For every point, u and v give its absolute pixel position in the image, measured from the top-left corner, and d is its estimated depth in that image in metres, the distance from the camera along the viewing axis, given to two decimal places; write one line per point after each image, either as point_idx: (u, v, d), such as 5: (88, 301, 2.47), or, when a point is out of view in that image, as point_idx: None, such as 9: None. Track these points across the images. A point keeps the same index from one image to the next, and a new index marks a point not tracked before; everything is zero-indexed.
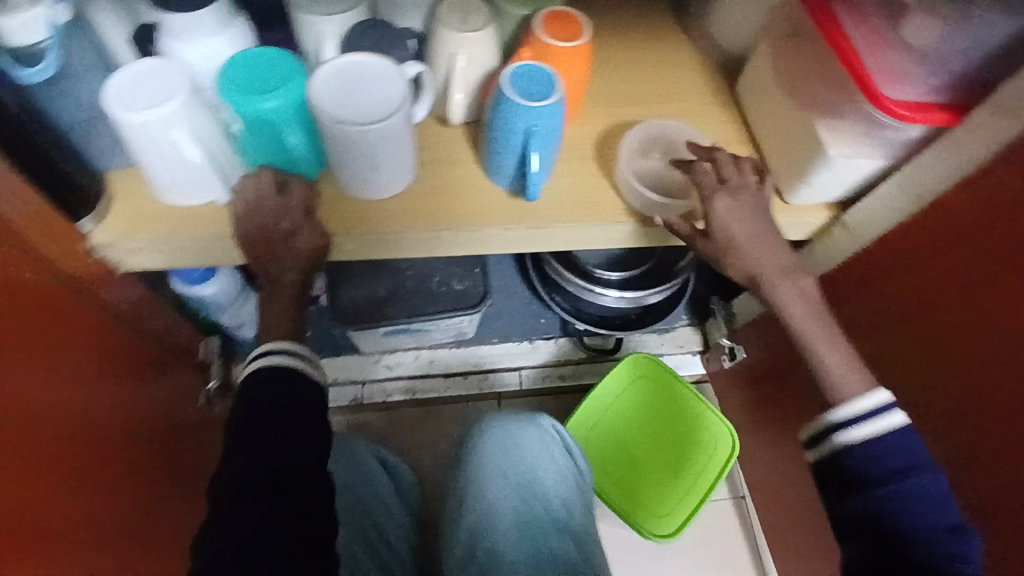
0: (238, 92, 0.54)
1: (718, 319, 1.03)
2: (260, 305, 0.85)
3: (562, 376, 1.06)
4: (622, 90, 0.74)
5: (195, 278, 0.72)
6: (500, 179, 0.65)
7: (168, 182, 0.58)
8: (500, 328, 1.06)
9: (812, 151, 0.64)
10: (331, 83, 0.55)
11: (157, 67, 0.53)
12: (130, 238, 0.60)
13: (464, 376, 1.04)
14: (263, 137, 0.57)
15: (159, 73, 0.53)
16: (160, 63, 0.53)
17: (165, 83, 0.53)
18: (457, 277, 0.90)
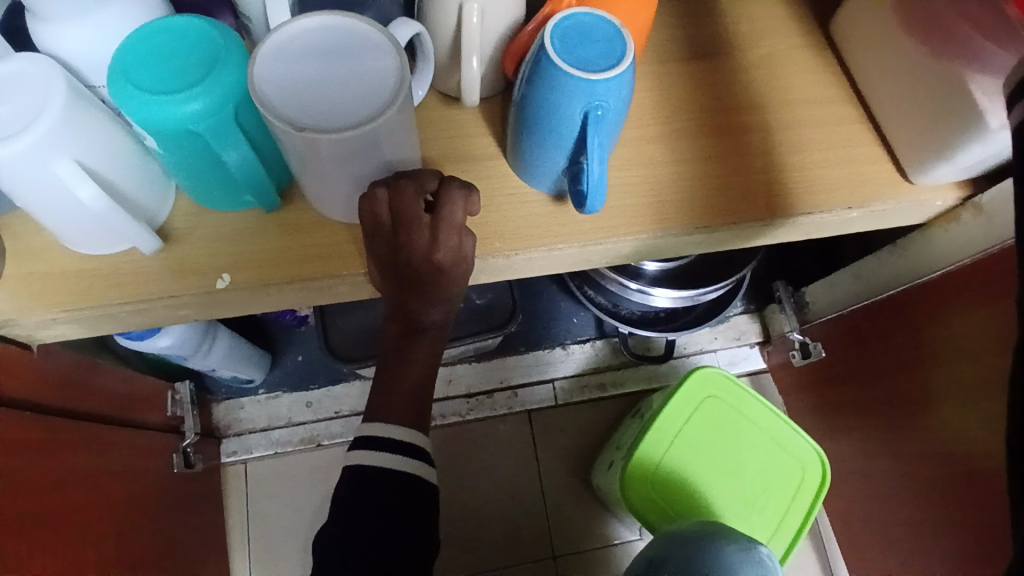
0: (140, 92, 0.36)
1: (786, 309, 0.87)
2: (230, 336, 0.69)
3: (603, 385, 0.91)
4: (684, 39, 0.55)
5: (141, 334, 0.55)
6: (539, 180, 0.47)
7: (72, 234, 0.40)
8: (525, 335, 0.92)
9: (962, 119, 0.46)
10: (284, 62, 0.36)
11: (16, 69, 0.36)
12: (36, 310, 0.42)
13: (489, 395, 0.90)
14: (192, 155, 0.39)
15: (20, 77, 0.36)
16: (24, 61, 0.36)
17: (30, 86, 0.36)
18: (477, 290, 0.75)
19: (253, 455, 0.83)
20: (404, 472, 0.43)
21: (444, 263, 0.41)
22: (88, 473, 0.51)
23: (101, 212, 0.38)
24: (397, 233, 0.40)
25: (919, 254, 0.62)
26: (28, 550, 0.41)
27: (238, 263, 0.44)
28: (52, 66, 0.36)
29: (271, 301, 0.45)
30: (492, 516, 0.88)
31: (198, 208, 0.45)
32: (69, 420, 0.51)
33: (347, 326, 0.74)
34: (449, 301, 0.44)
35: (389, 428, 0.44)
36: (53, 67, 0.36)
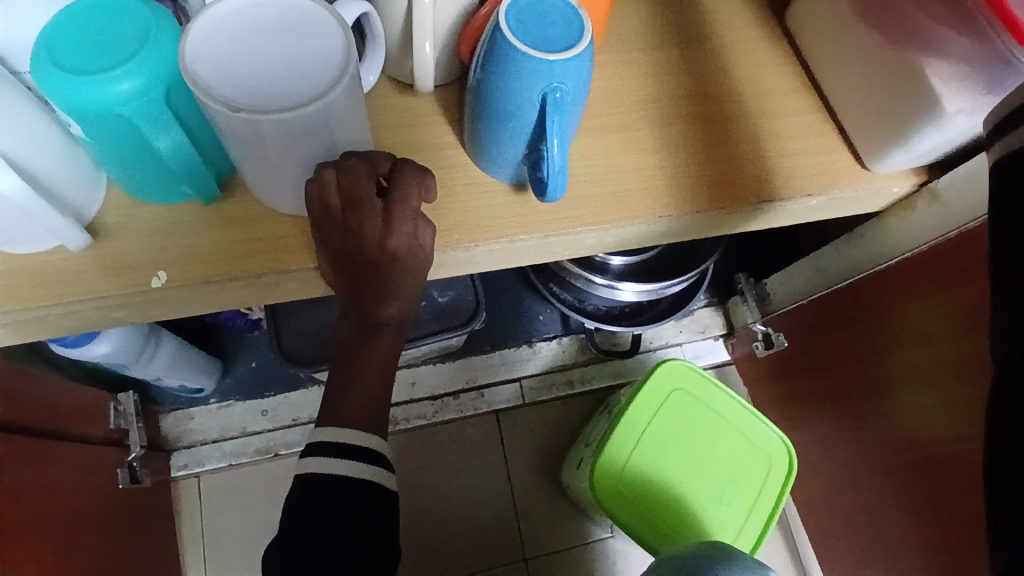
0: (61, 71, 0.33)
1: (749, 301, 0.87)
2: (176, 342, 0.65)
3: (570, 382, 0.90)
4: (643, 26, 0.55)
5: (75, 341, 0.51)
6: (499, 168, 0.45)
7: None
8: (490, 334, 0.90)
9: (916, 104, 0.47)
10: (221, 40, 0.33)
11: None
12: None
13: (455, 396, 0.88)
14: (123, 142, 0.36)
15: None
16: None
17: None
18: (439, 287, 0.73)
19: (205, 468, 0.79)
20: (361, 478, 0.41)
21: (399, 251, 0.39)
22: (21, 491, 0.47)
23: (18, 204, 0.35)
24: (347, 217, 0.38)
25: (875, 242, 0.63)
26: None
27: (176, 259, 0.41)
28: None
29: (214, 300, 0.42)
30: (461, 520, 0.86)
31: (131, 202, 0.41)
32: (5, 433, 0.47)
33: (303, 327, 0.71)
34: (406, 294, 0.41)
35: (344, 432, 0.41)
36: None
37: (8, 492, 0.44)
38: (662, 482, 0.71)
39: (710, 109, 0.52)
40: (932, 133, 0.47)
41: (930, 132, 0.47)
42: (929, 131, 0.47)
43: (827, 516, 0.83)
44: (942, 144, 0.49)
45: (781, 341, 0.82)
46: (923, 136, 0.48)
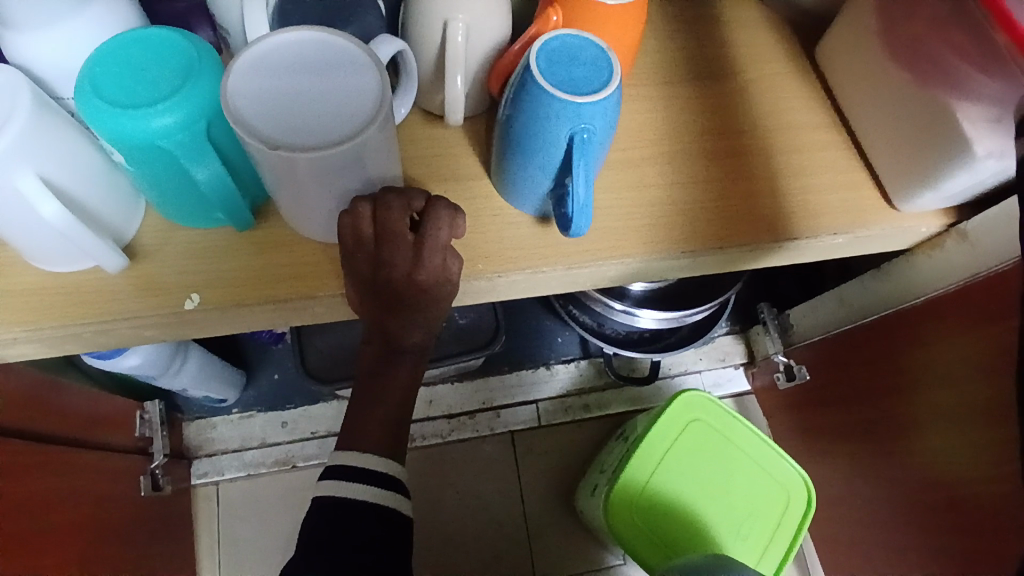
0: (109, 105, 0.34)
1: (771, 331, 0.86)
2: (202, 354, 0.67)
3: (587, 407, 0.90)
4: (670, 60, 0.55)
5: (107, 353, 0.53)
6: (524, 201, 0.46)
7: (31, 251, 0.38)
8: (508, 355, 0.90)
9: (950, 145, 0.46)
10: (262, 79, 0.34)
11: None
12: None
13: (470, 416, 0.88)
14: (164, 171, 0.37)
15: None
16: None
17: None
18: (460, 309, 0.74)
19: (224, 477, 0.80)
20: (378, 504, 0.41)
21: (427, 284, 0.40)
22: (49, 499, 0.48)
23: (62, 228, 0.36)
24: (378, 249, 0.39)
25: (903, 280, 0.62)
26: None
27: (209, 282, 0.42)
28: (18, 77, 0.35)
29: (243, 323, 0.43)
30: (473, 541, 0.86)
31: (168, 225, 0.43)
32: (32, 441, 0.49)
33: (327, 343, 0.72)
34: (429, 324, 0.42)
35: (363, 457, 0.42)
36: (19, 78, 0.35)
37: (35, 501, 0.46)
38: (678, 512, 0.70)
39: (736, 146, 0.53)
40: (965, 173, 0.47)
41: (961, 173, 0.47)
42: (962, 170, 0.47)
43: (845, 555, 0.81)
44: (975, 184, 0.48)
45: (804, 374, 0.81)
46: (956, 176, 0.47)
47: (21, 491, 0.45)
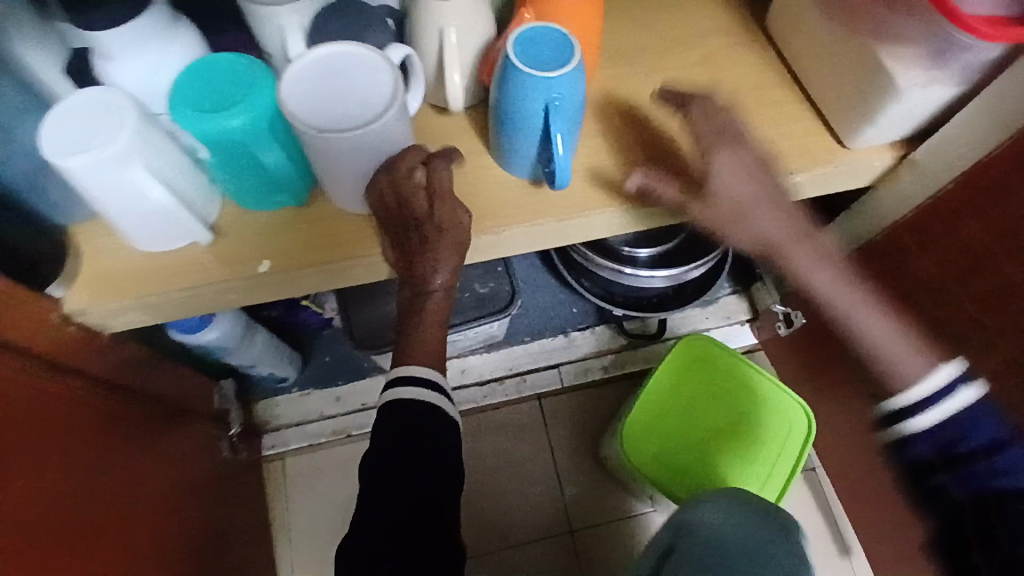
0: (197, 113, 0.46)
1: (768, 284, 0.94)
2: (265, 335, 0.78)
3: (605, 368, 0.98)
4: (637, 42, 0.64)
5: (192, 325, 0.65)
6: (515, 164, 0.55)
7: (139, 233, 0.50)
8: (529, 326, 0.99)
9: (877, 85, 0.54)
10: (306, 85, 0.46)
11: (90, 99, 0.45)
12: (105, 299, 0.52)
13: (500, 382, 0.98)
14: (238, 160, 0.48)
15: (94, 106, 0.45)
16: (97, 93, 0.45)
17: (105, 111, 0.45)
18: (479, 279, 0.85)
19: (290, 448, 0.92)
20: (433, 406, 0.50)
21: (443, 223, 0.50)
22: (127, 445, 0.59)
23: (163, 210, 0.49)
24: (400, 207, 0.50)
25: (871, 217, 0.69)
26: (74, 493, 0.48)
27: (276, 251, 0.53)
28: (121, 95, 0.45)
29: (302, 282, 0.55)
30: (511, 495, 0.95)
31: (240, 211, 0.54)
32: (116, 395, 0.59)
33: (368, 319, 0.82)
34: (454, 260, 0.52)
35: (421, 369, 0.51)
36: (120, 95, 0.45)
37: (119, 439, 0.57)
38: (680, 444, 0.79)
39: (698, 106, 0.62)
40: (900, 106, 0.54)
41: (894, 107, 0.54)
42: (895, 105, 0.54)
43: (858, 484, 0.87)
44: (910, 113, 0.55)
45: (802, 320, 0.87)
46: (891, 110, 0.54)
47: (117, 440, 0.57)
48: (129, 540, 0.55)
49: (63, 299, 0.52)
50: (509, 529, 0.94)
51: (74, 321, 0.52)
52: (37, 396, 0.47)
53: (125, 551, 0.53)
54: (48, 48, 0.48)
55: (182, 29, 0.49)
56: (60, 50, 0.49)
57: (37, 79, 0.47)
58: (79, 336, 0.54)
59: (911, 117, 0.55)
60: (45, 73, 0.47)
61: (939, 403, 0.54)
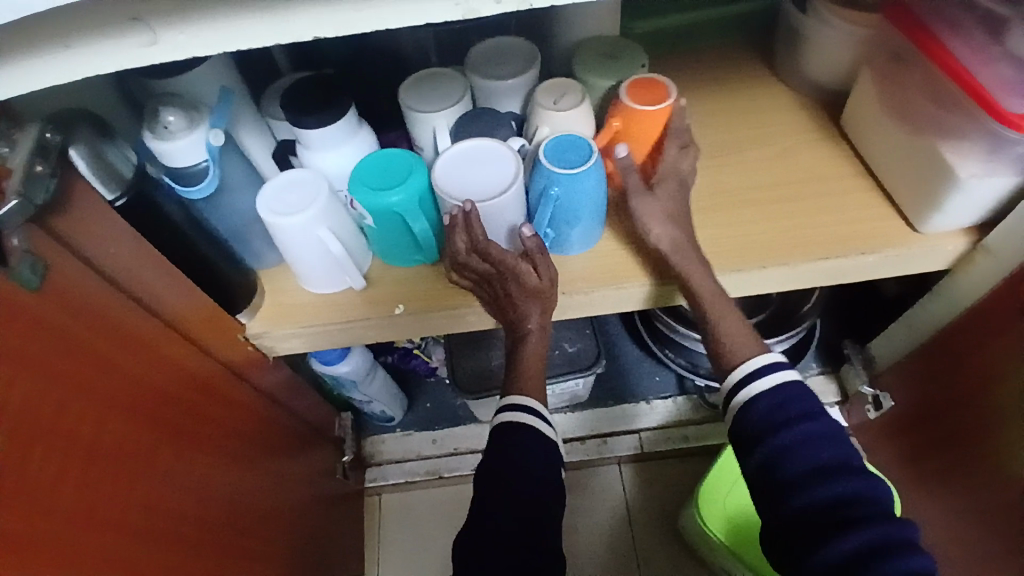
0: (366, 188, 0.60)
1: (856, 365, 0.95)
2: (383, 374, 0.91)
3: (686, 438, 1.01)
4: (721, 136, 0.74)
5: (333, 357, 0.79)
6: (575, 244, 0.66)
7: (312, 276, 0.66)
8: (613, 390, 1.06)
9: (942, 175, 0.60)
10: (452, 169, 0.60)
11: (295, 178, 0.62)
12: (280, 326, 0.68)
13: (582, 442, 1.03)
14: (391, 226, 0.63)
15: (298, 182, 0.62)
16: (300, 173, 0.62)
17: (304, 187, 0.61)
18: (568, 339, 0.94)
19: (389, 482, 1.01)
20: (536, 428, 0.56)
21: (541, 284, 0.61)
22: (273, 450, 0.71)
23: (332, 258, 0.64)
24: (505, 276, 0.60)
25: (955, 297, 0.71)
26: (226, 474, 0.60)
27: (410, 297, 0.67)
28: (316, 176, 0.62)
29: (427, 323, 0.67)
30: (586, 553, 0.98)
31: (384, 266, 0.69)
32: (271, 406, 0.73)
33: (469, 368, 0.92)
34: (544, 310, 0.62)
35: (531, 400, 0.58)
36: (316, 175, 0.62)
37: (266, 442, 0.70)
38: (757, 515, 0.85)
39: (774, 191, 0.69)
40: (962, 193, 0.59)
41: (956, 194, 0.59)
42: (958, 192, 0.59)
43: None
44: (975, 198, 0.60)
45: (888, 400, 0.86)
46: (956, 196, 0.60)
47: (268, 441, 0.71)
48: (263, 527, 0.67)
49: (247, 324, 0.68)
50: None
51: (252, 342, 0.69)
52: (215, 390, 0.61)
53: (259, 533, 0.66)
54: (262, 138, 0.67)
55: (363, 131, 0.66)
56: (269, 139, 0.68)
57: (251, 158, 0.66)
58: (255, 354, 0.70)
59: (977, 201, 0.60)
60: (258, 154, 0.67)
61: (774, 374, 0.56)
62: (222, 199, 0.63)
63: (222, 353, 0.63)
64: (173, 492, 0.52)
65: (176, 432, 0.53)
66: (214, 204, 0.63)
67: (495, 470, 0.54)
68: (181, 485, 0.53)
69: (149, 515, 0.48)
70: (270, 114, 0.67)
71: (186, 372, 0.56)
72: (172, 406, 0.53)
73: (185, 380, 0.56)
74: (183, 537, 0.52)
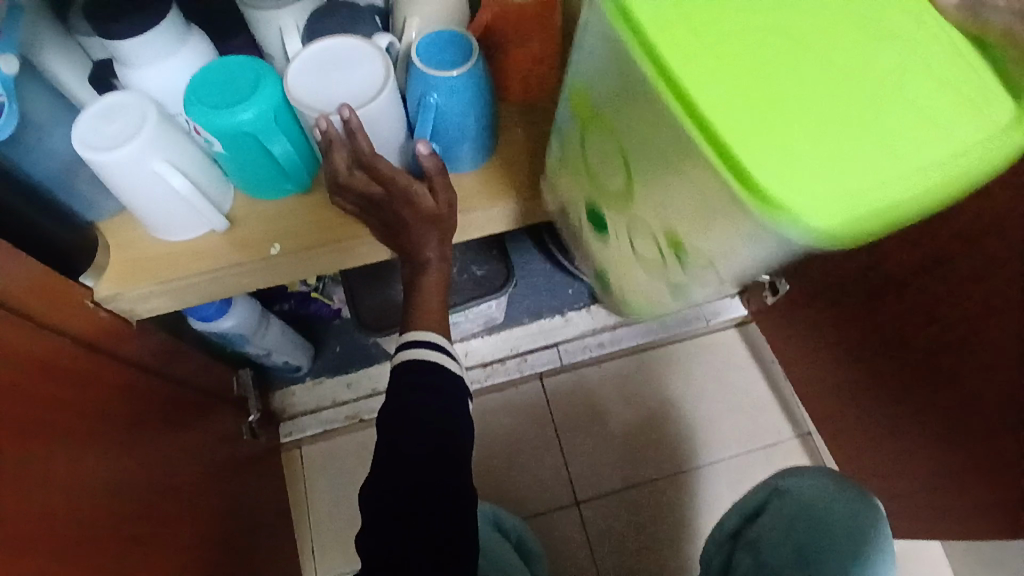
0: (205, 108, 0.50)
1: None
2: (278, 322, 0.84)
3: (601, 344, 1.05)
4: None
5: (212, 313, 0.71)
6: (462, 163, 0.60)
7: (163, 220, 0.56)
8: (528, 308, 1.05)
9: None
10: (307, 76, 0.51)
11: (120, 104, 0.50)
12: (134, 285, 0.58)
13: (502, 362, 1.03)
14: (250, 151, 0.53)
15: (119, 108, 0.50)
16: (120, 96, 0.51)
17: (133, 113, 0.50)
18: (476, 262, 0.90)
19: (306, 433, 0.97)
20: (435, 363, 0.53)
21: (442, 207, 0.55)
22: (162, 425, 0.64)
23: (186, 198, 0.54)
24: (396, 199, 0.53)
25: None
26: (112, 461, 0.53)
27: (286, 234, 0.59)
28: (145, 99, 0.51)
29: (313, 260, 0.60)
30: (519, 468, 1.00)
31: (251, 202, 0.59)
32: (148, 375, 0.65)
33: (374, 304, 0.85)
34: (443, 234, 0.56)
35: (436, 336, 0.54)
36: (145, 98, 0.51)
37: (151, 419, 0.62)
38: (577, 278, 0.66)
39: None
40: None
41: None
42: None
43: (850, 438, 0.91)
44: None
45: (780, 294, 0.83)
46: None
47: (156, 415, 0.63)
48: (172, 504, 0.61)
49: (95, 287, 0.57)
50: (521, 501, 0.98)
51: (105, 307, 0.59)
52: (74, 369, 0.52)
53: (168, 514, 0.60)
54: (72, 57, 0.53)
55: (194, 36, 0.54)
56: (82, 61, 0.54)
57: (62, 87, 0.53)
58: (113, 321, 0.60)
59: None
60: (69, 81, 0.53)
61: None
62: (28, 136, 0.49)
63: (68, 326, 0.54)
64: (49, 492, 0.44)
65: (36, 431, 0.45)
66: (20, 142, 0.49)
67: (405, 407, 0.50)
68: (56, 483, 0.46)
69: (20, 514, 0.41)
70: (79, 28, 0.52)
71: (29, 354, 0.47)
72: (24, 390, 0.45)
73: (31, 363, 0.47)
74: (76, 538, 0.46)
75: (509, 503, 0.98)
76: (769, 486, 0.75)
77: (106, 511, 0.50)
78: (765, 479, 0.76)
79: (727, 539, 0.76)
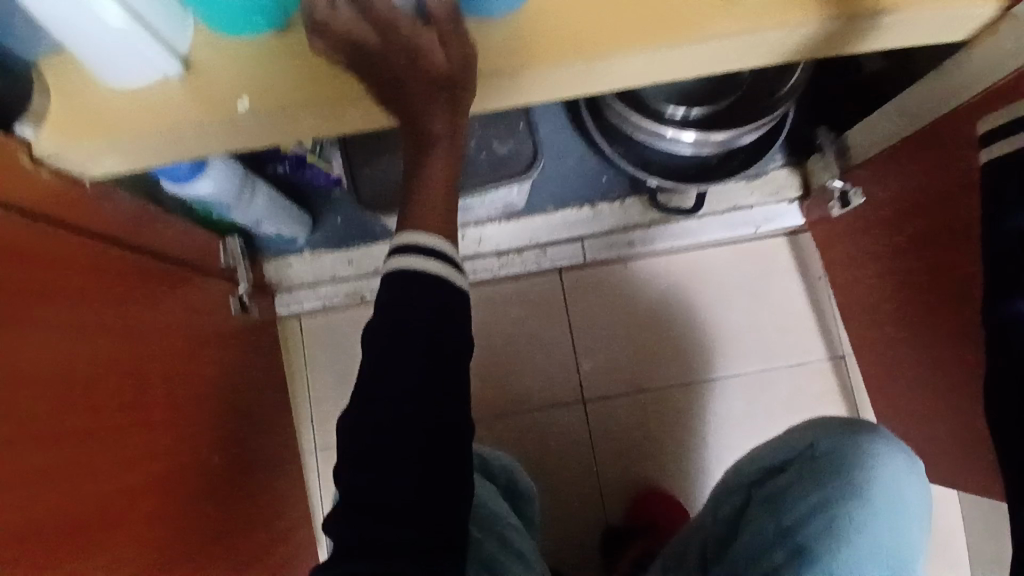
0: None
1: (828, 157, 0.84)
2: (265, 189, 0.74)
3: (631, 244, 0.94)
4: None
5: (186, 175, 0.61)
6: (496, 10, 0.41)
7: (102, 66, 0.43)
8: (553, 195, 0.92)
9: None
10: None
11: None
12: (77, 146, 0.46)
13: (519, 253, 0.94)
14: None
15: None
16: None
17: None
18: (499, 138, 0.76)
19: (303, 308, 0.91)
20: (431, 276, 0.43)
21: (450, 69, 0.42)
22: (132, 303, 0.56)
23: (132, 39, 0.40)
24: (393, 53, 0.41)
25: (954, 80, 0.57)
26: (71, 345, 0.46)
27: (257, 89, 0.46)
28: None
29: (292, 125, 0.48)
30: (526, 365, 0.95)
31: (212, 40, 0.46)
32: (111, 245, 0.56)
33: (376, 179, 0.74)
34: (455, 109, 0.44)
35: (441, 243, 0.45)
36: None
37: (118, 296, 0.54)
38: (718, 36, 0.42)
39: None
40: None
41: None
42: None
43: (889, 374, 0.83)
44: None
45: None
46: None
47: (124, 291, 0.55)
48: (154, 390, 0.55)
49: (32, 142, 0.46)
50: (525, 399, 0.94)
51: (46, 165, 0.48)
52: (9, 238, 0.43)
53: (151, 399, 0.54)
54: None
55: None
56: None
57: None
58: (63, 185, 0.50)
59: None
60: None
61: None
62: None
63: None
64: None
65: None
66: None
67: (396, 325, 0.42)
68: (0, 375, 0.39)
69: None
70: None
71: None
72: None
73: None
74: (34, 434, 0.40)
75: (512, 400, 0.94)
76: (807, 443, 0.67)
77: (71, 401, 0.44)
78: (802, 433, 0.68)
79: (746, 485, 0.69)
